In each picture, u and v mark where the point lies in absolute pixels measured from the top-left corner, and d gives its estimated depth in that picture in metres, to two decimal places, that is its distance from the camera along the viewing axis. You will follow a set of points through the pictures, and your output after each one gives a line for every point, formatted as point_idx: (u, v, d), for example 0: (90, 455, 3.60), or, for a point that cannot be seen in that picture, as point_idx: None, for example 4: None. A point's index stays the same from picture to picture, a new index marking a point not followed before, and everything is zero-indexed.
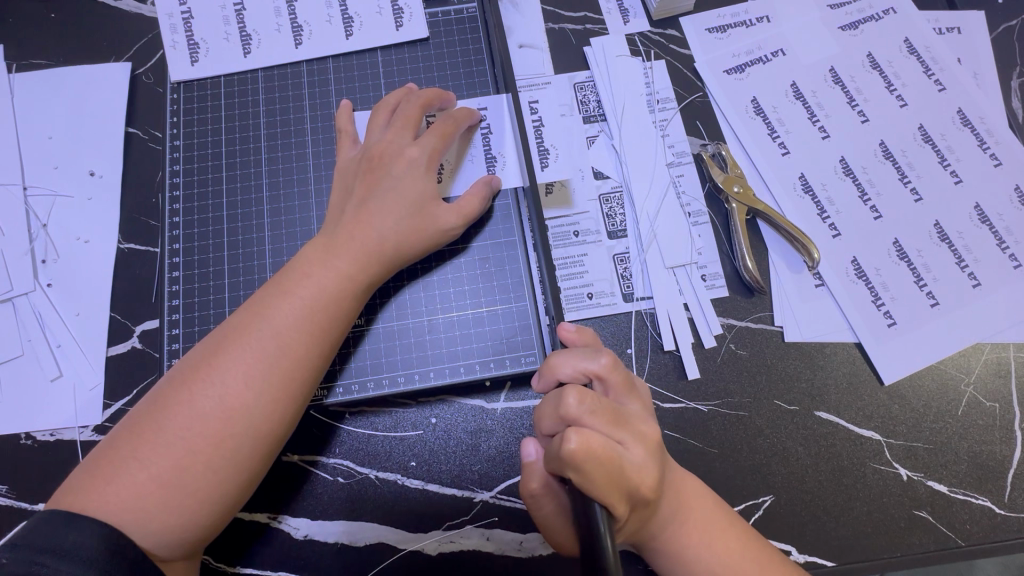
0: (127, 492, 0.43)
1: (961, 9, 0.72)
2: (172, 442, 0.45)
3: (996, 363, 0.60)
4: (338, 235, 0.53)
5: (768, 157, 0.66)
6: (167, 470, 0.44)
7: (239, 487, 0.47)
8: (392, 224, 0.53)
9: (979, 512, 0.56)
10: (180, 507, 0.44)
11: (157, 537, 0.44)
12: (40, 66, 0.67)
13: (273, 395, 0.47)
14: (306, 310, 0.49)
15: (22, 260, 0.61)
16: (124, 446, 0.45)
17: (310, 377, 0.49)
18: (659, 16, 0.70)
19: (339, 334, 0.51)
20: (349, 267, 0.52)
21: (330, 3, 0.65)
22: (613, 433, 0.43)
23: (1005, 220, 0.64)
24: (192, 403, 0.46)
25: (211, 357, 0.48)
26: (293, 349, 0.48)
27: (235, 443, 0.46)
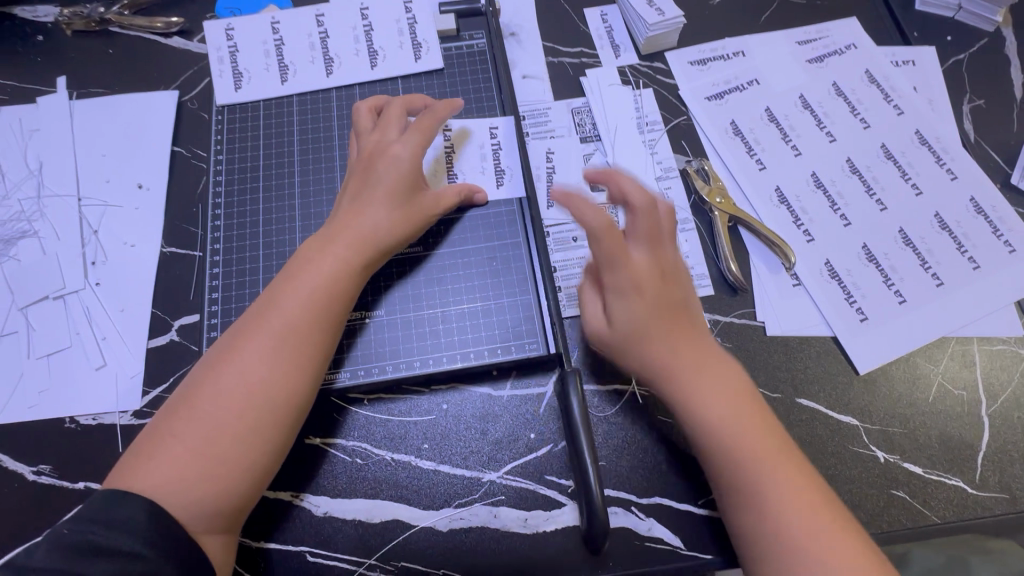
0: (167, 470, 0.47)
1: (915, 45, 0.82)
2: (201, 421, 0.49)
3: (961, 355, 0.66)
4: (335, 226, 0.58)
5: (746, 172, 0.73)
6: (198, 446, 0.48)
7: (268, 456, 0.50)
8: (386, 215, 0.58)
9: (952, 491, 0.60)
10: (212, 480, 0.48)
11: (194, 508, 0.47)
12: (98, 93, 0.76)
13: (289, 367, 0.51)
14: (314, 294, 0.54)
15: (75, 263, 0.68)
16: (161, 432, 0.49)
17: (321, 353, 0.54)
18: (647, 50, 0.79)
19: (343, 313, 0.56)
20: (348, 252, 0.57)
21: (358, 39, 0.74)
22: (653, 329, 0.54)
23: (963, 227, 0.71)
24: (217, 385, 0.50)
25: (231, 343, 0.52)
26: (301, 328, 0.53)
27: (257, 417, 0.50)
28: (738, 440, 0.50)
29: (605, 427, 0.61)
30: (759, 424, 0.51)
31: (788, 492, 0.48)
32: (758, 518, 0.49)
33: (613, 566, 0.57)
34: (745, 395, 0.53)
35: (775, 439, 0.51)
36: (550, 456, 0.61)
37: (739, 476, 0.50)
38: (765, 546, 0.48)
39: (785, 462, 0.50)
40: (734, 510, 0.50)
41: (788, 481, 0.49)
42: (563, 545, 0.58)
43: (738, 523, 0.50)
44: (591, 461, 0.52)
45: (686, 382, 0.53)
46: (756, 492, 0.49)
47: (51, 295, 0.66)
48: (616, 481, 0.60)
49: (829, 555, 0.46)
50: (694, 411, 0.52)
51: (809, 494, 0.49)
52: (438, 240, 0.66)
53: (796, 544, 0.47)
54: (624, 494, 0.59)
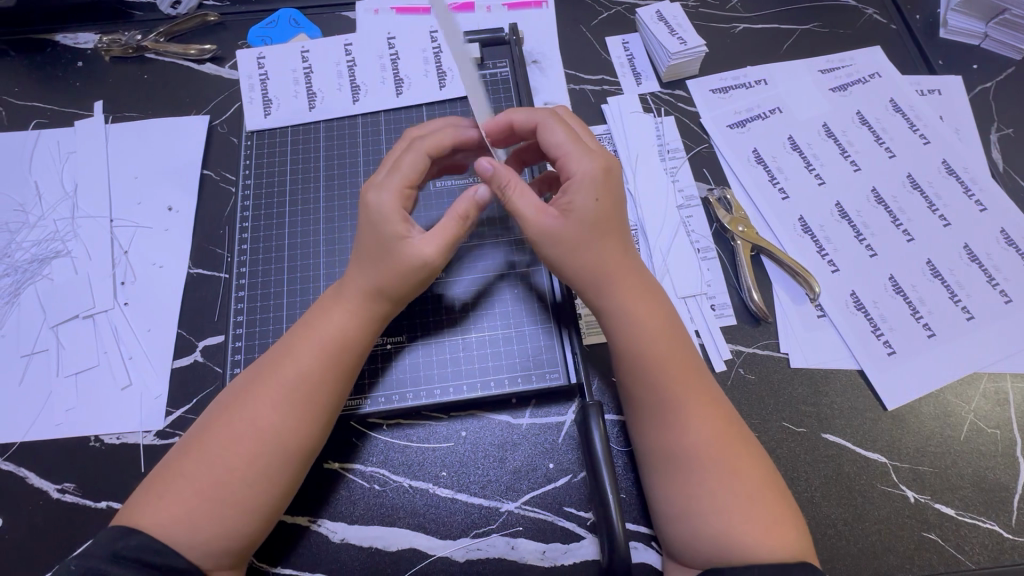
0: (175, 509, 0.47)
1: (940, 73, 0.81)
2: (209, 464, 0.49)
3: (994, 392, 0.64)
4: (345, 286, 0.55)
5: (769, 200, 0.73)
6: (204, 489, 0.48)
7: (275, 498, 0.50)
8: (386, 274, 0.54)
9: (986, 535, 0.58)
10: (218, 520, 0.47)
11: (198, 548, 0.47)
12: (133, 117, 0.78)
13: (297, 416, 0.51)
14: (323, 345, 0.53)
15: (105, 283, 0.69)
16: (171, 470, 0.49)
17: (331, 401, 0.53)
18: (668, 78, 0.80)
19: (354, 363, 0.54)
20: (358, 309, 0.55)
21: (384, 67, 0.76)
22: (614, 288, 0.55)
23: (994, 259, 0.69)
24: (228, 429, 0.50)
25: (244, 391, 0.52)
26: (312, 377, 0.52)
27: (264, 464, 0.49)
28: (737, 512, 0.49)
29: (625, 459, 0.61)
30: (711, 408, 0.52)
31: (719, 469, 0.50)
32: (684, 484, 0.50)
33: None
34: (699, 378, 0.54)
35: (725, 417, 0.53)
36: (569, 487, 0.60)
37: (675, 451, 0.51)
38: (680, 507, 0.50)
39: (731, 440, 0.51)
40: (660, 475, 0.52)
41: (720, 458, 0.50)
42: None
43: (659, 483, 0.52)
44: (612, 494, 0.51)
45: (649, 359, 0.53)
46: (691, 465, 0.50)
47: (81, 314, 0.68)
48: (636, 514, 0.59)
49: (743, 522, 0.48)
50: (649, 382, 0.53)
51: (747, 465, 0.51)
52: (460, 265, 0.67)
53: (711, 511, 0.49)
54: (644, 529, 0.58)
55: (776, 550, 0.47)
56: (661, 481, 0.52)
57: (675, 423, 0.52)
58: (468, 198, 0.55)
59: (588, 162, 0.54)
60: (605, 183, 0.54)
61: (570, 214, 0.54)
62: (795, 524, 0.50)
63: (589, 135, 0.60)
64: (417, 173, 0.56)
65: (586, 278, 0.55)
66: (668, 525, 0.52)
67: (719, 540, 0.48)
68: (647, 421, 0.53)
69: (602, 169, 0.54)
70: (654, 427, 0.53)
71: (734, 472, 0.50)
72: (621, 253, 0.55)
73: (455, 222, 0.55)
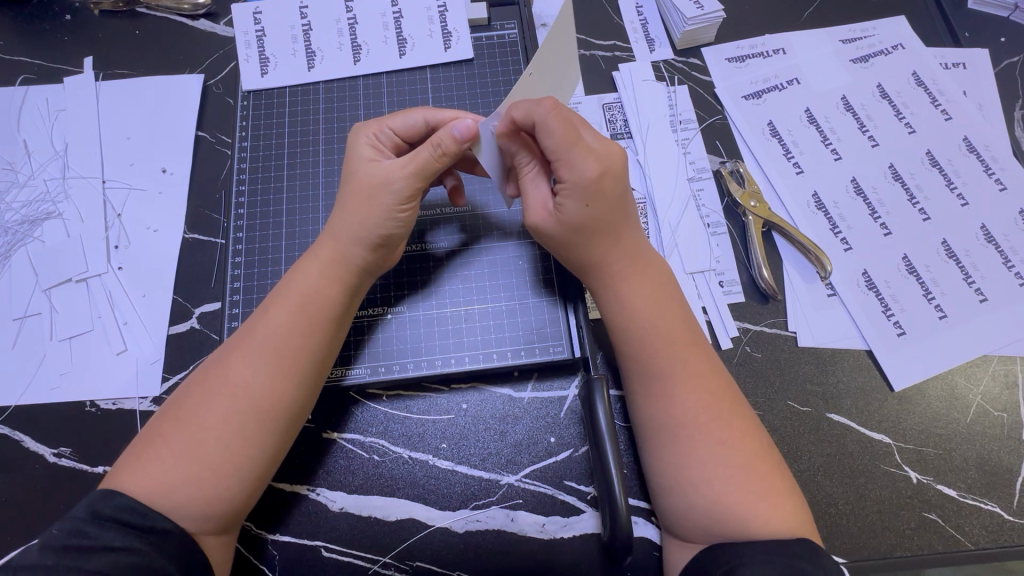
0: (152, 471, 0.46)
1: (966, 46, 0.78)
2: (187, 425, 0.48)
3: (1003, 374, 0.63)
4: (325, 245, 0.54)
5: (783, 175, 0.71)
6: (182, 449, 0.47)
7: (255, 460, 0.49)
8: (358, 214, 0.53)
9: (987, 517, 0.58)
10: (198, 481, 0.47)
11: (180, 509, 0.46)
12: (124, 75, 0.75)
13: (271, 373, 0.50)
14: (298, 302, 0.52)
15: (98, 246, 0.67)
16: (151, 433, 0.49)
17: (309, 359, 0.51)
18: (682, 45, 0.77)
19: (331, 320, 0.53)
20: (335, 265, 0.54)
21: (387, 26, 0.73)
22: (616, 264, 0.54)
23: (1011, 241, 0.67)
24: (206, 389, 0.49)
25: (223, 353, 0.51)
26: (288, 334, 0.51)
27: (241, 422, 0.48)
28: (736, 490, 0.48)
29: (628, 434, 0.60)
30: (707, 381, 0.51)
31: (713, 442, 0.49)
32: (678, 459, 0.50)
33: None
34: (697, 352, 0.53)
35: (721, 390, 0.51)
36: (570, 461, 0.59)
37: (670, 424, 0.50)
38: (673, 480, 0.50)
39: (727, 414, 0.50)
40: (654, 450, 0.52)
41: (715, 430, 0.49)
42: (580, 552, 0.57)
43: (653, 457, 0.52)
44: (615, 469, 0.50)
45: (648, 333, 0.52)
46: (687, 438, 0.50)
47: (74, 277, 0.66)
48: (637, 489, 0.58)
49: (741, 498, 0.47)
50: (644, 357, 0.52)
51: (743, 439, 0.50)
52: (463, 236, 0.65)
53: (703, 484, 0.48)
54: (645, 504, 0.58)
55: (768, 524, 0.47)
56: (656, 455, 0.51)
57: (669, 396, 0.51)
58: (447, 129, 0.51)
59: (582, 171, 0.49)
60: (601, 189, 0.50)
61: (562, 221, 0.52)
62: (793, 498, 0.49)
63: (587, 126, 0.52)
64: (403, 127, 0.57)
65: (586, 259, 0.54)
66: (661, 498, 0.51)
67: (711, 513, 0.48)
68: (642, 395, 0.53)
69: (597, 175, 0.49)
70: (651, 401, 0.52)
71: (731, 450, 0.49)
72: (622, 228, 0.54)
73: (427, 149, 0.52)
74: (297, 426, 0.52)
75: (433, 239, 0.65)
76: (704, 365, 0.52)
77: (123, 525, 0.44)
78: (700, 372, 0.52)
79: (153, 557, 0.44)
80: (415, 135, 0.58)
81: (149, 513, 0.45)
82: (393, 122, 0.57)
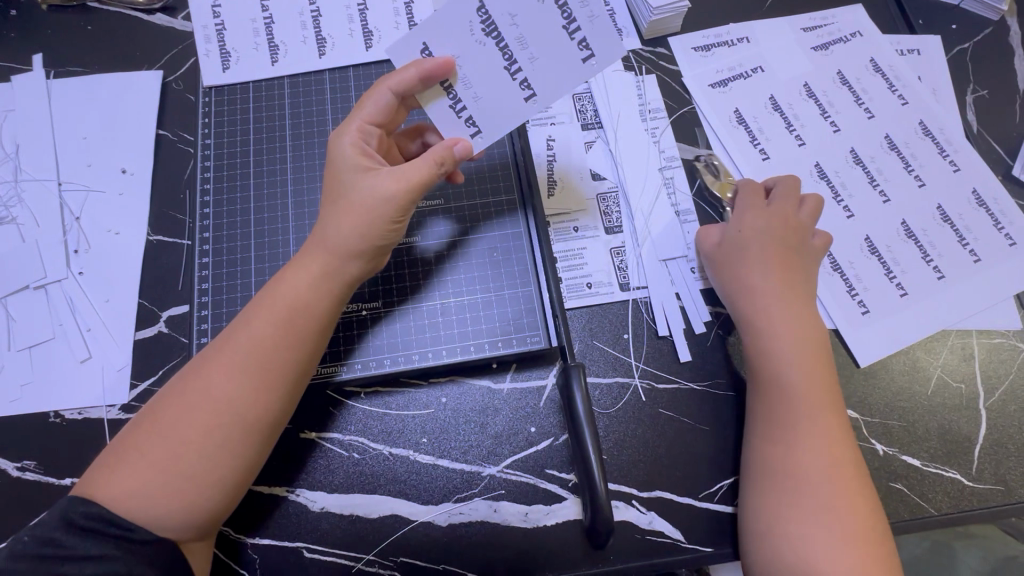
0: (129, 481, 0.45)
1: (920, 32, 0.80)
2: (165, 435, 0.47)
3: (961, 347, 0.66)
4: (311, 257, 0.53)
5: (750, 161, 0.72)
6: (160, 460, 0.46)
7: (237, 471, 0.48)
8: (350, 227, 0.52)
9: (949, 484, 0.61)
10: (176, 494, 0.46)
11: (158, 521, 0.45)
12: (76, 72, 0.72)
13: (254, 386, 0.49)
14: (284, 315, 0.51)
15: (57, 250, 0.65)
16: (128, 439, 0.48)
17: (291, 371, 0.51)
18: (649, 35, 0.77)
19: (317, 334, 0.52)
20: (327, 279, 0.53)
21: (352, 18, 0.71)
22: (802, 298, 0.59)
23: (965, 219, 0.70)
24: (184, 400, 0.48)
25: (201, 363, 0.50)
26: (270, 346, 0.50)
27: (222, 435, 0.47)
28: (820, 545, 0.49)
29: (607, 420, 0.61)
30: (829, 437, 0.53)
31: (828, 496, 0.51)
32: (776, 503, 0.52)
33: (614, 559, 0.57)
34: (832, 410, 0.55)
35: (834, 447, 0.53)
36: (551, 450, 0.60)
37: (786, 469, 0.53)
38: (782, 533, 0.51)
39: (838, 469, 0.52)
40: (754, 494, 0.54)
41: (829, 483, 0.52)
42: (562, 540, 0.57)
43: (765, 502, 0.53)
44: (594, 454, 0.52)
45: (800, 382, 0.55)
46: (795, 486, 0.52)
47: (32, 284, 0.64)
48: (618, 473, 0.59)
49: (828, 556, 0.49)
50: (789, 399, 0.55)
51: (842, 496, 0.51)
52: (452, 235, 0.65)
53: (805, 540, 0.50)
54: (626, 487, 0.59)
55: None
56: (767, 503, 0.53)
57: (791, 448, 0.53)
58: (444, 146, 0.53)
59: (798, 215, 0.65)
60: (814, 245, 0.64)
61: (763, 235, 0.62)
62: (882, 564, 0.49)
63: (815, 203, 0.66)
64: (376, 113, 0.56)
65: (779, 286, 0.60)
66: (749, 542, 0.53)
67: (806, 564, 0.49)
68: (765, 438, 0.55)
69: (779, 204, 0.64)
70: (769, 445, 0.55)
71: (816, 504, 0.51)
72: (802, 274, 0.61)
73: (426, 165, 0.53)
74: (279, 434, 0.52)
75: (417, 235, 0.65)
76: (830, 422, 0.54)
77: (98, 533, 0.44)
78: (820, 431, 0.54)
79: (130, 563, 0.44)
80: (392, 113, 0.57)
81: (125, 522, 0.44)
82: (370, 116, 0.56)
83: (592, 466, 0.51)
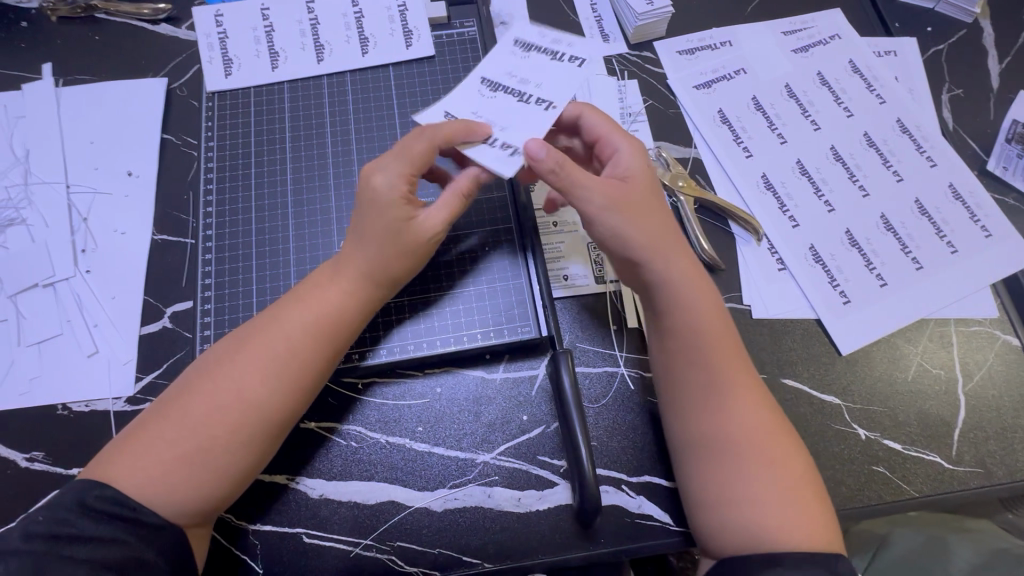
0: (151, 469, 0.47)
1: (896, 35, 0.83)
2: (189, 427, 0.49)
3: (939, 334, 0.68)
4: (341, 263, 0.55)
5: (734, 158, 0.75)
6: (185, 452, 0.48)
7: (254, 464, 0.51)
8: (380, 245, 0.54)
9: (929, 466, 0.62)
10: (195, 484, 0.48)
11: (174, 508, 0.48)
12: (84, 80, 0.75)
13: (281, 387, 0.51)
14: (318, 321, 0.53)
15: (65, 249, 0.67)
16: (148, 427, 0.49)
17: (314, 373, 0.53)
18: (635, 40, 0.80)
19: (343, 338, 0.55)
20: (352, 288, 0.55)
21: (348, 26, 0.75)
22: (671, 257, 0.56)
23: (942, 212, 0.73)
24: (210, 396, 0.50)
25: (226, 358, 0.52)
26: (297, 353, 0.52)
27: (247, 432, 0.50)
28: (755, 505, 0.50)
29: (597, 408, 0.63)
30: (750, 394, 0.55)
31: (754, 456, 0.52)
32: (715, 473, 0.53)
33: (604, 543, 0.58)
34: (741, 366, 0.56)
35: (762, 407, 0.55)
36: (543, 437, 0.62)
37: (717, 439, 0.53)
38: (722, 500, 0.52)
39: (767, 429, 0.53)
40: (693, 466, 0.54)
41: (758, 442, 0.53)
42: (554, 524, 0.59)
43: (703, 478, 0.53)
44: (583, 439, 0.53)
45: (711, 343, 0.56)
46: (730, 455, 0.52)
47: (41, 282, 0.66)
48: (608, 459, 0.61)
49: (771, 517, 0.50)
50: (706, 365, 0.55)
51: (777, 457, 0.52)
52: (452, 230, 0.67)
53: (751, 500, 0.51)
54: (615, 473, 0.61)
55: (813, 534, 0.49)
56: (702, 473, 0.53)
57: (719, 414, 0.54)
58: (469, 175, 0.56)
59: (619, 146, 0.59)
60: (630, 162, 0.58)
61: (629, 183, 0.56)
62: (825, 519, 0.51)
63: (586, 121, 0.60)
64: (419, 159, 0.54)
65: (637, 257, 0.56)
66: (698, 516, 0.53)
67: (754, 528, 0.50)
68: (684, 411, 0.55)
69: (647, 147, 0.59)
70: (691, 416, 0.55)
71: (745, 463, 0.52)
72: (675, 233, 0.58)
73: (447, 210, 0.55)
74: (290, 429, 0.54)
75: None
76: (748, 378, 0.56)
77: (105, 517, 0.45)
78: (732, 387, 0.54)
79: (136, 545, 0.46)
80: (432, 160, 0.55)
81: (135, 505, 0.46)
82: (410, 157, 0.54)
83: (581, 452, 0.53)
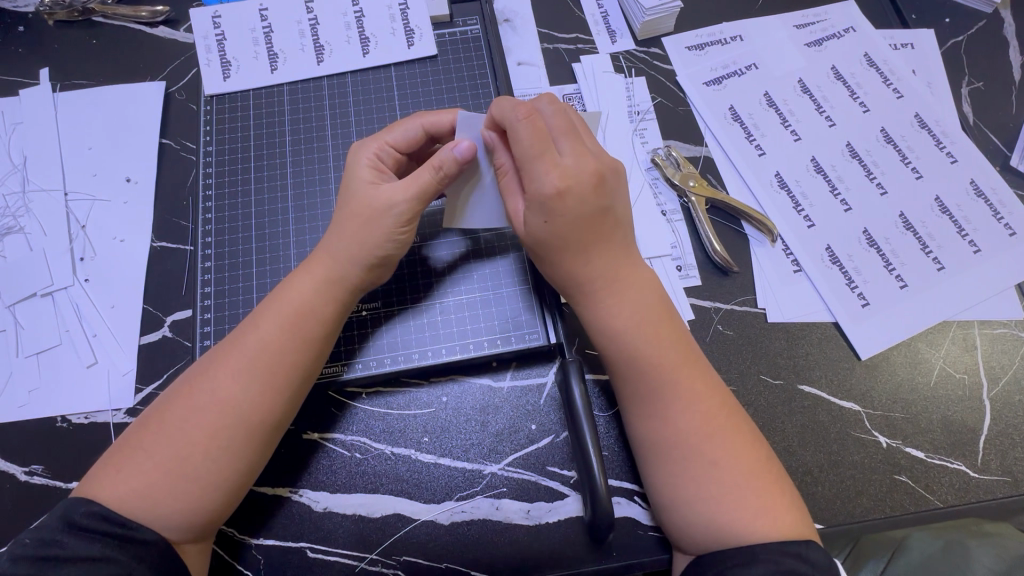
0: (134, 480, 0.46)
1: (913, 27, 0.81)
2: (171, 435, 0.48)
3: (963, 337, 0.65)
4: (313, 258, 0.55)
5: (746, 157, 0.73)
6: (168, 461, 0.47)
7: (241, 471, 0.49)
8: (349, 231, 0.54)
9: (953, 475, 0.60)
10: (182, 494, 0.47)
11: (162, 521, 0.46)
12: (82, 85, 0.73)
13: (261, 389, 0.50)
14: (291, 317, 0.52)
15: (63, 258, 0.66)
16: (133, 438, 0.48)
17: (296, 373, 0.51)
18: (643, 36, 0.78)
19: (322, 334, 0.53)
20: (321, 284, 0.54)
21: (348, 26, 0.73)
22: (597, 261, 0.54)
23: (963, 210, 0.70)
24: (187, 400, 0.49)
25: (207, 365, 0.51)
26: (273, 350, 0.50)
27: (228, 437, 0.48)
28: (712, 501, 0.49)
29: (608, 417, 0.61)
30: (700, 391, 0.53)
31: (706, 453, 0.50)
32: (671, 474, 0.51)
33: (617, 556, 0.57)
34: (688, 362, 0.54)
35: (712, 402, 0.52)
36: (552, 447, 0.60)
37: (669, 440, 0.51)
38: (683, 499, 0.50)
39: (717, 425, 0.51)
40: (654, 469, 0.52)
41: (710, 439, 0.51)
42: (565, 537, 0.57)
43: (662, 479, 0.51)
44: (592, 450, 0.51)
45: (650, 349, 0.53)
46: (682, 456, 0.51)
47: (39, 292, 0.65)
48: (619, 470, 0.59)
49: (731, 511, 0.48)
50: (651, 368, 0.53)
51: (732, 452, 0.50)
52: (461, 236, 0.66)
53: (711, 496, 0.49)
54: (628, 485, 0.59)
55: (778, 525, 0.48)
56: (662, 476, 0.51)
57: (665, 417, 0.52)
58: (446, 150, 0.53)
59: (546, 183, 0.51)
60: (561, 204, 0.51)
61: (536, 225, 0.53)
62: (790, 505, 0.49)
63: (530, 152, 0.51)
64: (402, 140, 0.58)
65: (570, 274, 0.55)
66: (662, 515, 0.52)
67: (715, 524, 0.48)
68: (637, 415, 0.53)
69: (559, 190, 0.51)
70: (642, 420, 0.53)
71: (703, 461, 0.50)
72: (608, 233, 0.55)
73: (427, 171, 0.53)
74: (282, 437, 0.52)
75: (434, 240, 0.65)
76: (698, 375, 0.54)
77: (96, 535, 0.44)
78: (681, 387, 0.52)
79: (129, 565, 0.44)
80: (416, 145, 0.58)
81: (127, 522, 0.45)
82: (392, 139, 0.57)
83: (593, 461, 0.51)
